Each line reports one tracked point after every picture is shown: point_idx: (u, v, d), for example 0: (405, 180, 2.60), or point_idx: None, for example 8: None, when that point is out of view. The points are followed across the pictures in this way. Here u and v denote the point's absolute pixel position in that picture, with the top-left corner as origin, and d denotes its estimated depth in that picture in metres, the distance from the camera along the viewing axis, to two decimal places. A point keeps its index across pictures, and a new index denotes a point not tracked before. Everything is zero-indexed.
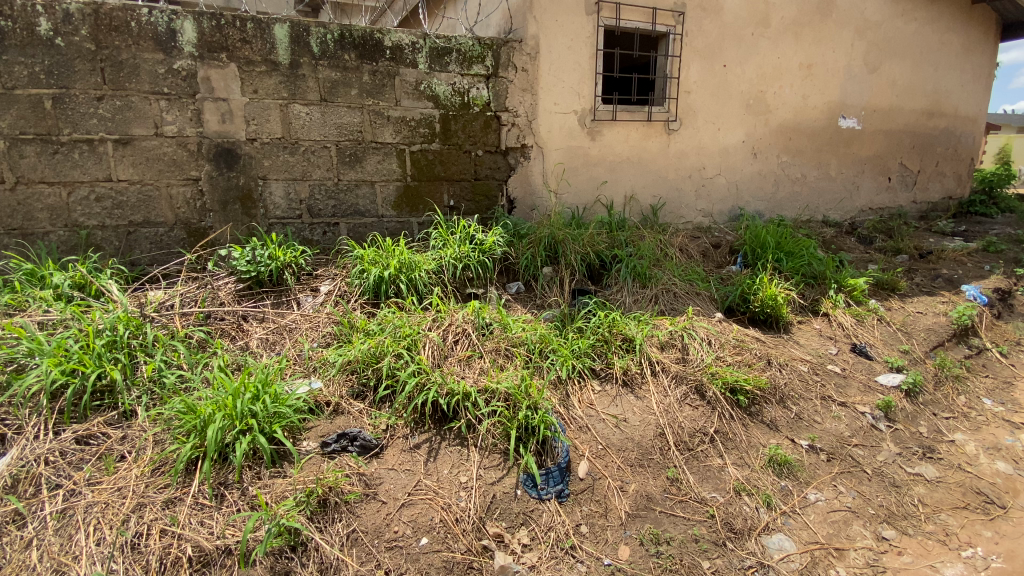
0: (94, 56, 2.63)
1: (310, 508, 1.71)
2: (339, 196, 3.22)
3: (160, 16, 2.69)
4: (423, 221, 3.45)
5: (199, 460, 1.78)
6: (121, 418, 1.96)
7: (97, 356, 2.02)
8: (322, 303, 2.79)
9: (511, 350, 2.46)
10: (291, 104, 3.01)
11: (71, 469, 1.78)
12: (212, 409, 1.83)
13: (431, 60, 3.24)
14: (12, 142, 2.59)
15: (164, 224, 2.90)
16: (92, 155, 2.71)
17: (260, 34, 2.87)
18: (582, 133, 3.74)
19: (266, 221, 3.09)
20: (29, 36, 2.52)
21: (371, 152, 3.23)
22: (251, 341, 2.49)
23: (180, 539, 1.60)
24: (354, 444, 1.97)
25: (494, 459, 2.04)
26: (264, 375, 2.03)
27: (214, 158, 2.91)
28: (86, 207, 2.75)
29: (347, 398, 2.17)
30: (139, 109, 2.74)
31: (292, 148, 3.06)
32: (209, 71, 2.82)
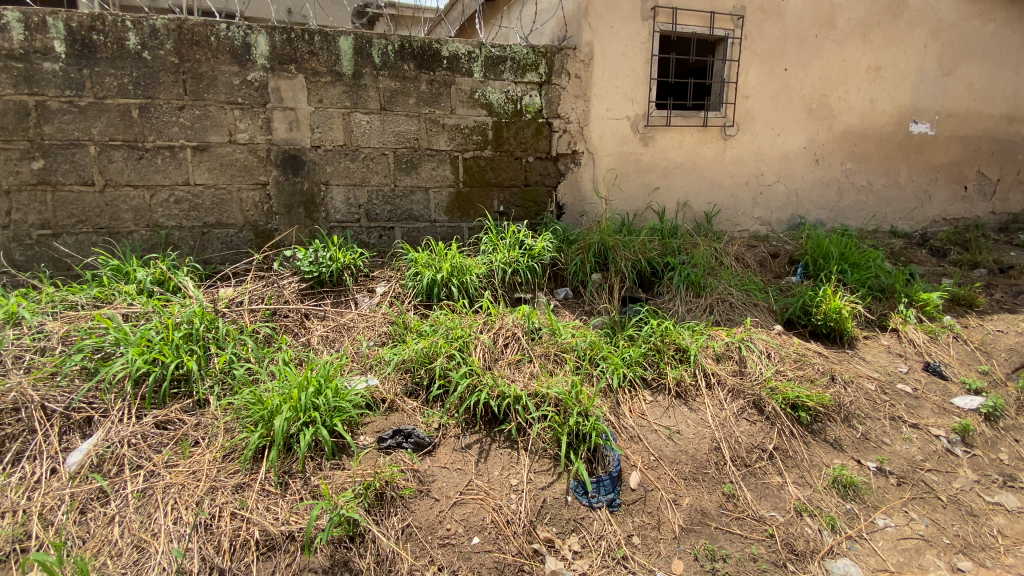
0: (178, 69, 2.83)
1: (368, 500, 1.76)
2: (395, 201, 3.32)
3: (237, 31, 2.87)
4: (474, 226, 3.50)
5: (266, 449, 1.87)
6: (195, 406, 2.09)
7: (175, 347, 2.16)
8: (377, 304, 2.88)
9: (561, 355, 2.45)
10: (353, 112, 3.14)
11: (151, 452, 1.90)
12: (279, 401, 1.92)
13: (486, 68, 3.31)
14: (103, 148, 2.81)
15: (235, 226, 3.08)
16: (172, 161, 2.91)
17: (326, 47, 3.02)
18: (635, 139, 3.70)
19: (327, 224, 3.23)
20: (119, 49, 2.74)
21: (426, 159, 3.32)
22: (313, 338, 2.60)
23: (248, 523, 1.68)
24: (408, 441, 2.01)
25: (544, 464, 2.03)
26: (326, 370, 2.12)
27: (281, 165, 3.08)
28: (167, 209, 2.96)
29: (401, 396, 2.22)
30: (215, 118, 2.93)
31: (353, 155, 3.18)
32: (279, 82, 2.99)
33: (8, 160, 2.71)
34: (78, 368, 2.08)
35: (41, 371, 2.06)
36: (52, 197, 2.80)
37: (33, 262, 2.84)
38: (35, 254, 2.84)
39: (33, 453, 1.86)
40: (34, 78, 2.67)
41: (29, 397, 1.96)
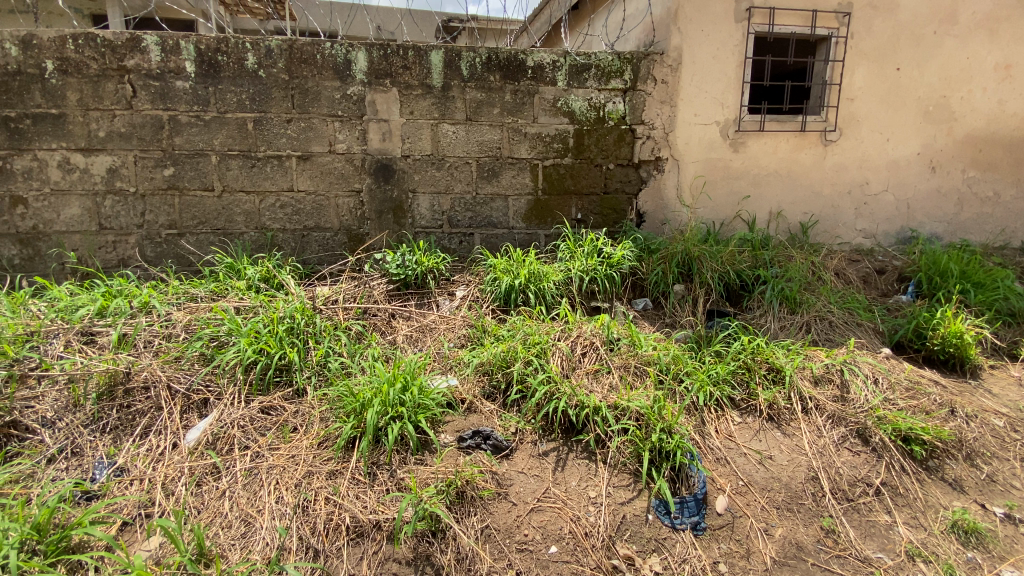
0: (288, 86, 3.09)
1: (450, 497, 1.79)
2: (476, 208, 3.41)
3: (340, 49, 3.09)
4: (551, 233, 3.51)
5: (357, 439, 1.98)
6: (295, 395, 2.25)
7: (279, 339, 2.35)
8: (457, 307, 2.97)
9: (642, 368, 2.38)
10: (441, 123, 3.26)
11: (256, 434, 2.06)
12: (371, 394, 2.03)
13: (570, 77, 3.32)
14: (222, 157, 3.11)
15: (331, 229, 3.30)
16: (280, 169, 3.18)
17: (419, 60, 3.17)
18: (724, 145, 3.54)
19: (413, 229, 3.38)
20: (239, 68, 3.03)
21: (507, 167, 3.38)
22: (398, 337, 2.72)
23: (340, 508, 1.78)
24: (487, 442, 2.04)
25: (624, 478, 1.98)
26: (412, 368, 2.21)
27: (374, 173, 3.26)
28: (273, 212, 3.23)
29: (479, 398, 2.26)
30: (318, 130, 3.16)
31: (439, 164, 3.31)
32: (375, 95, 3.18)
33: (144, 167, 3.06)
34: (197, 354, 2.30)
35: (167, 355, 2.30)
36: (179, 201, 3.13)
37: (161, 258, 3.19)
38: (163, 250, 3.18)
39: (160, 427, 2.07)
40: (168, 95, 3.00)
41: (157, 377, 2.19)
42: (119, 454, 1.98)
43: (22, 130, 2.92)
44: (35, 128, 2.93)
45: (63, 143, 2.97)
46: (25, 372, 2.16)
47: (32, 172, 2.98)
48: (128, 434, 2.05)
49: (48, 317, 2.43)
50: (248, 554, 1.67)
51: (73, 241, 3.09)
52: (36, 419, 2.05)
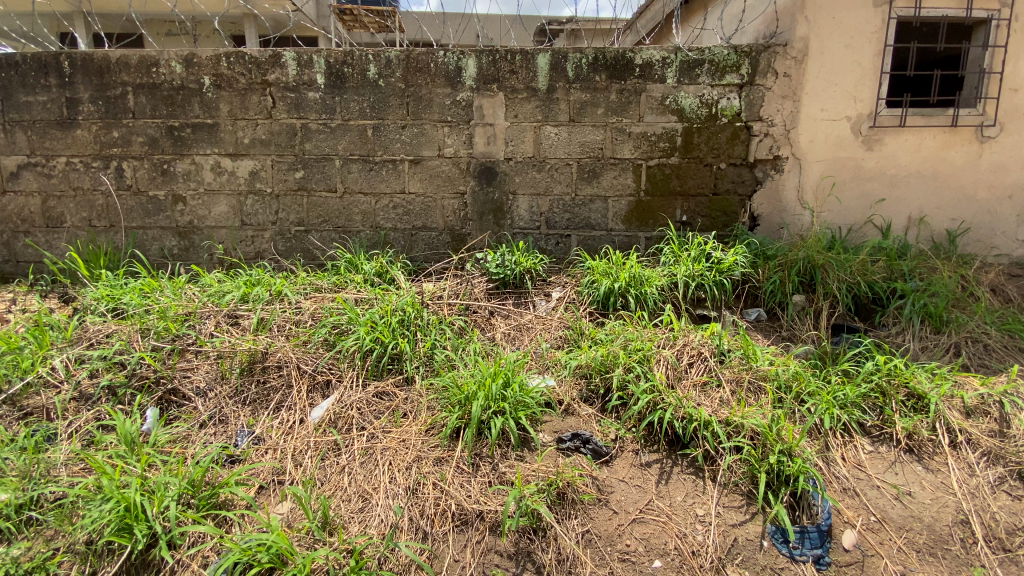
0: (403, 93, 3.29)
1: (551, 497, 1.79)
2: (575, 209, 3.39)
3: (451, 56, 3.23)
4: (653, 236, 3.40)
5: (461, 430, 2.05)
6: (405, 383, 2.40)
7: (391, 330, 2.52)
8: (554, 308, 2.97)
9: (757, 383, 2.23)
10: (544, 125, 3.29)
11: (371, 417, 2.22)
12: (475, 387, 2.10)
13: (681, 73, 3.20)
14: (344, 161, 3.39)
15: (436, 229, 3.46)
16: (394, 171, 3.39)
17: (526, 64, 3.22)
18: (856, 142, 3.21)
19: (511, 230, 3.44)
20: (362, 79, 3.28)
21: (609, 167, 3.32)
22: (497, 334, 2.78)
23: (446, 494, 1.84)
24: (586, 446, 2.01)
25: (734, 499, 1.86)
26: (513, 366, 2.24)
27: (478, 175, 3.37)
28: (386, 212, 3.45)
29: (577, 400, 2.24)
30: (429, 135, 3.33)
31: (540, 166, 3.34)
32: (483, 100, 3.28)
33: (279, 170, 3.41)
34: (322, 339, 2.53)
35: (297, 339, 2.55)
36: (307, 201, 3.45)
37: (291, 252, 3.54)
38: (292, 245, 3.53)
39: (290, 404, 2.29)
40: (301, 105, 3.32)
41: (289, 358, 2.43)
42: (257, 425, 2.21)
43: (184, 137, 3.37)
44: (194, 136, 3.37)
45: (215, 149, 3.39)
46: (185, 347, 2.47)
47: (190, 174, 3.42)
48: (264, 407, 2.29)
49: (201, 300, 2.78)
50: (366, 527, 1.76)
51: (221, 235, 3.51)
52: (191, 388, 2.32)
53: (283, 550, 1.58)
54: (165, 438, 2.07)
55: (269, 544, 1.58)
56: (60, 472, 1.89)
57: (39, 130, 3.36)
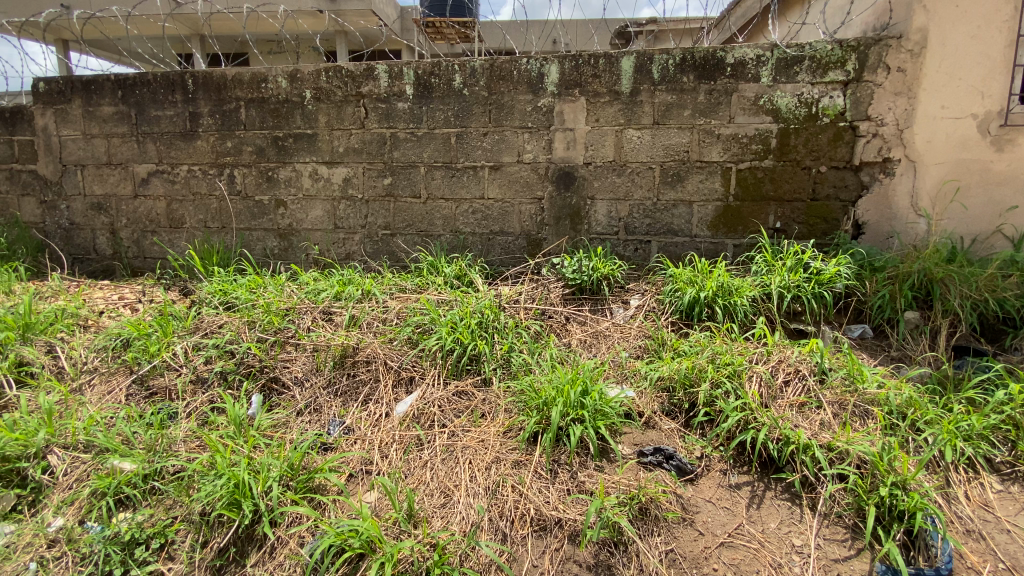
0: (486, 101, 3.36)
1: (632, 512, 1.74)
2: (657, 215, 3.30)
3: (534, 63, 3.25)
4: (742, 244, 3.23)
5: (540, 435, 2.05)
6: (482, 384, 2.45)
7: (471, 331, 2.58)
8: (633, 316, 2.90)
9: (864, 407, 2.04)
10: (626, 128, 3.23)
11: (451, 416, 2.28)
12: (554, 393, 2.09)
13: (777, 71, 3.01)
14: (428, 168, 3.52)
15: (513, 233, 3.49)
16: (475, 178, 3.47)
17: (609, 68, 3.18)
18: (984, 142, 2.86)
19: (588, 235, 3.40)
20: (447, 88, 3.39)
21: (695, 171, 3.20)
22: (573, 341, 2.74)
23: (526, 499, 1.84)
24: (670, 462, 1.94)
25: (836, 532, 1.72)
26: (591, 375, 2.20)
27: (556, 181, 3.37)
28: (466, 217, 3.54)
29: (658, 414, 2.16)
30: (509, 141, 3.38)
31: (621, 170, 3.28)
32: (564, 105, 3.27)
33: (369, 177, 3.61)
34: (406, 337, 2.65)
35: (384, 336, 2.68)
36: (394, 206, 3.62)
37: (378, 254, 3.72)
38: (379, 248, 3.71)
39: (377, 397, 2.41)
40: (391, 115, 3.49)
41: (377, 354, 2.56)
42: (347, 415, 2.33)
43: (286, 147, 3.66)
44: (295, 146, 3.64)
45: (314, 157, 3.64)
46: (286, 339, 2.67)
47: (291, 181, 3.71)
48: (353, 400, 2.42)
49: (300, 297, 2.99)
50: (448, 523, 1.79)
51: (316, 237, 3.77)
52: (290, 378, 2.50)
53: (373, 537, 1.65)
54: (268, 423, 2.24)
55: (360, 531, 1.66)
56: (179, 448, 2.08)
57: (167, 142, 3.79)
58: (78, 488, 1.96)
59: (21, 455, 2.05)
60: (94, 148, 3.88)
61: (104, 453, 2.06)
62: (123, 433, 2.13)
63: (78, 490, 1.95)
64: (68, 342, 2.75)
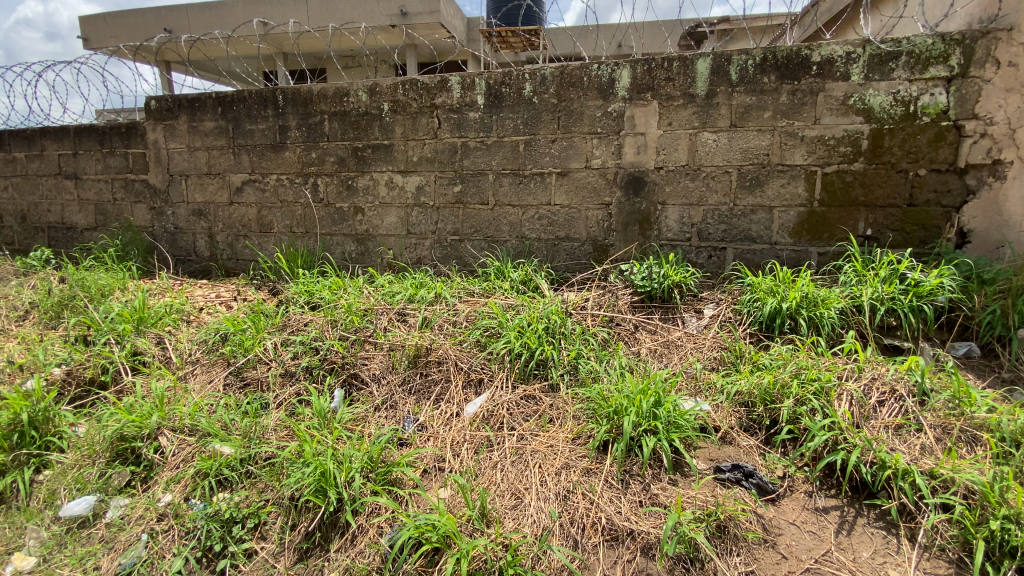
0: (556, 108, 3.37)
1: (710, 528, 1.68)
2: (732, 220, 3.18)
3: (605, 69, 3.23)
4: (827, 253, 3.05)
5: (610, 443, 2.03)
6: (550, 389, 2.45)
7: (538, 336, 2.60)
8: (707, 325, 2.80)
9: (972, 433, 1.87)
10: (701, 131, 3.14)
11: (520, 420, 2.30)
12: (625, 402, 2.06)
13: (869, 69, 2.83)
14: (497, 175, 3.58)
15: (579, 240, 3.48)
16: (542, 184, 3.49)
17: (684, 70, 3.10)
18: None
19: (658, 242, 3.33)
20: (517, 96, 3.44)
21: (776, 176, 3.05)
22: (643, 350, 2.68)
23: (597, 507, 1.82)
24: (750, 480, 1.85)
25: (939, 567, 1.58)
26: (664, 385, 2.14)
27: (625, 186, 3.32)
28: (532, 223, 3.57)
29: (736, 429, 2.08)
30: (578, 147, 3.37)
31: (694, 175, 3.19)
32: (635, 109, 3.23)
33: (441, 184, 3.73)
34: (475, 340, 2.71)
35: (455, 338, 2.76)
36: (463, 212, 3.72)
37: (447, 259, 3.83)
38: (448, 253, 3.82)
39: (449, 397, 2.48)
40: (462, 125, 3.59)
41: (448, 355, 2.64)
42: (420, 413, 2.42)
43: (365, 157, 3.86)
44: (373, 156, 3.84)
45: (390, 166, 3.82)
46: (365, 337, 2.81)
47: (368, 189, 3.90)
48: (426, 399, 2.50)
49: (377, 299, 3.14)
50: (520, 525, 1.80)
51: (390, 242, 3.94)
52: (368, 375, 2.63)
53: (449, 532, 1.70)
54: (348, 416, 2.36)
55: (437, 525, 1.71)
56: (270, 436, 2.24)
57: (259, 153, 4.11)
58: (184, 467, 2.16)
59: (137, 435, 2.29)
60: (197, 160, 4.28)
61: (206, 437, 2.26)
62: (222, 420, 2.33)
63: (183, 469, 2.15)
64: (174, 335, 3.03)
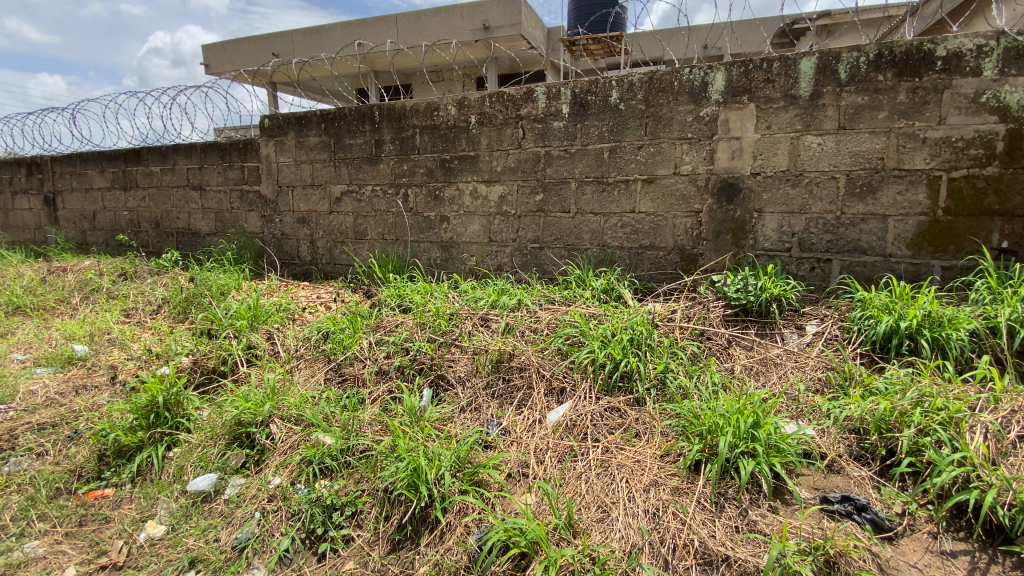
0: (643, 114, 3.31)
1: (817, 563, 1.56)
2: (839, 230, 2.94)
3: (698, 72, 3.12)
4: (953, 267, 2.76)
5: (703, 463, 1.95)
6: (635, 403, 2.40)
7: (623, 347, 2.55)
8: (810, 343, 2.61)
9: None
10: (804, 135, 2.94)
11: (605, 431, 2.27)
12: (720, 421, 1.96)
13: (1006, 63, 2.55)
14: (580, 183, 3.57)
15: (665, 248, 3.38)
16: (627, 192, 3.43)
17: (785, 71, 2.93)
18: None
19: (753, 252, 3.15)
20: (603, 104, 3.41)
21: (891, 182, 2.80)
22: (737, 366, 2.54)
23: (688, 529, 1.75)
24: (862, 515, 1.70)
25: None
26: (763, 406, 2.02)
27: (717, 193, 3.18)
28: (616, 232, 3.51)
29: (845, 457, 1.91)
30: (666, 153, 3.28)
31: (795, 181, 2.99)
32: (730, 113, 3.09)
33: (523, 193, 3.78)
34: (557, 348, 2.72)
35: (537, 345, 2.79)
36: (544, 221, 3.74)
37: (527, 266, 3.87)
38: (529, 260, 3.86)
39: (531, 403, 2.50)
40: (547, 134, 3.63)
41: (531, 362, 2.67)
42: (503, 417, 2.45)
43: (452, 168, 4.01)
44: (460, 166, 3.98)
45: (475, 176, 3.94)
46: (452, 340, 2.91)
47: (454, 199, 4.05)
48: (508, 404, 2.53)
49: (462, 303, 3.25)
50: (608, 539, 1.77)
51: (473, 249, 4.05)
52: (454, 376, 2.71)
53: (538, 539, 1.71)
54: (437, 416, 2.44)
55: (526, 531, 1.73)
56: (366, 429, 2.38)
57: (356, 165, 4.41)
58: (291, 454, 2.35)
59: (252, 421, 2.53)
60: (302, 172, 4.67)
61: (310, 427, 2.46)
62: (324, 412, 2.51)
63: (290, 456, 2.34)
64: (282, 332, 3.32)
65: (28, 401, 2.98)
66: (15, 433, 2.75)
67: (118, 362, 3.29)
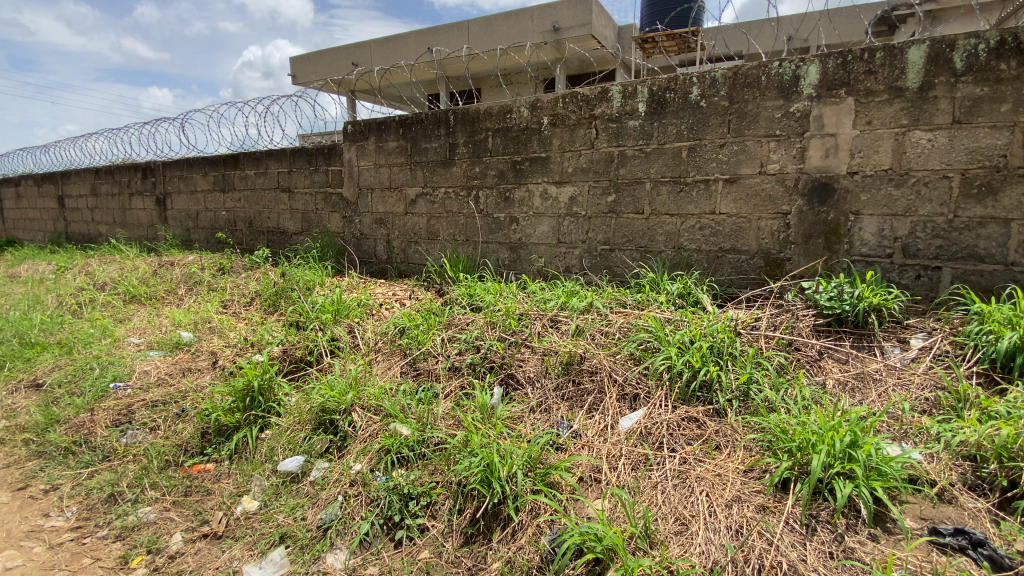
0: (726, 112, 3.16)
1: None
2: (951, 234, 2.67)
3: (788, 65, 2.94)
4: None
5: (791, 482, 1.84)
6: (714, 414, 2.30)
7: (702, 355, 2.46)
8: (915, 359, 2.39)
9: None
10: (911, 130, 2.69)
11: (682, 441, 2.19)
12: (812, 438, 1.84)
13: None
14: (655, 183, 3.47)
15: (747, 252, 3.21)
16: (706, 192, 3.29)
17: (889, 61, 2.69)
18: None
19: (848, 257, 2.92)
20: (683, 102, 3.30)
21: (1016, 182, 2.51)
22: (828, 380, 2.36)
23: (775, 549, 1.65)
24: (980, 551, 1.53)
25: None
26: (860, 424, 1.87)
27: (808, 194, 2.98)
28: (694, 234, 3.38)
29: (958, 486, 1.74)
30: (751, 152, 3.12)
31: (899, 180, 2.74)
32: (824, 108, 2.88)
33: (595, 194, 3.73)
34: (629, 353, 2.67)
35: (608, 349, 2.75)
36: (616, 222, 3.67)
37: (597, 268, 3.81)
38: (599, 263, 3.80)
39: (603, 408, 2.47)
40: (621, 134, 3.56)
41: (603, 365, 2.63)
42: (574, 420, 2.43)
43: (523, 170, 4.04)
44: (531, 168, 4.00)
45: (546, 178, 3.94)
46: (522, 340, 2.92)
47: (524, 200, 4.08)
48: (579, 407, 2.51)
49: (532, 304, 3.27)
50: (687, 553, 1.71)
51: (542, 250, 4.06)
52: (523, 376, 2.72)
53: (614, 546, 1.69)
54: (507, 415, 2.47)
55: (602, 537, 1.71)
56: (440, 423, 2.46)
57: (431, 168, 4.55)
58: (370, 442, 2.47)
59: (335, 409, 2.68)
60: (380, 175, 4.89)
61: (388, 417, 2.57)
62: (400, 404, 2.62)
63: (370, 444, 2.46)
64: (362, 326, 3.49)
65: (143, 380, 3.34)
66: (133, 409, 3.09)
67: (218, 348, 3.61)
